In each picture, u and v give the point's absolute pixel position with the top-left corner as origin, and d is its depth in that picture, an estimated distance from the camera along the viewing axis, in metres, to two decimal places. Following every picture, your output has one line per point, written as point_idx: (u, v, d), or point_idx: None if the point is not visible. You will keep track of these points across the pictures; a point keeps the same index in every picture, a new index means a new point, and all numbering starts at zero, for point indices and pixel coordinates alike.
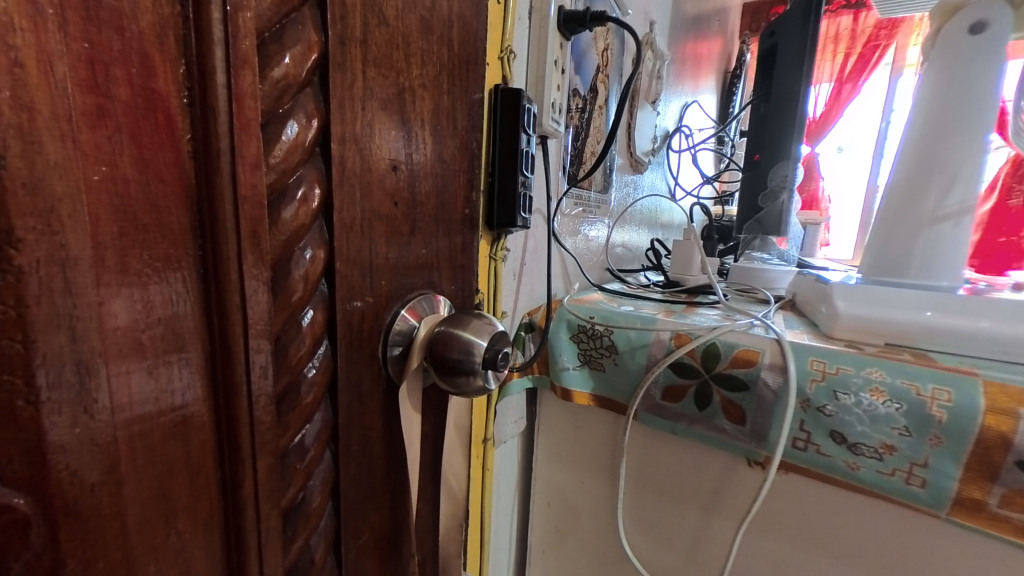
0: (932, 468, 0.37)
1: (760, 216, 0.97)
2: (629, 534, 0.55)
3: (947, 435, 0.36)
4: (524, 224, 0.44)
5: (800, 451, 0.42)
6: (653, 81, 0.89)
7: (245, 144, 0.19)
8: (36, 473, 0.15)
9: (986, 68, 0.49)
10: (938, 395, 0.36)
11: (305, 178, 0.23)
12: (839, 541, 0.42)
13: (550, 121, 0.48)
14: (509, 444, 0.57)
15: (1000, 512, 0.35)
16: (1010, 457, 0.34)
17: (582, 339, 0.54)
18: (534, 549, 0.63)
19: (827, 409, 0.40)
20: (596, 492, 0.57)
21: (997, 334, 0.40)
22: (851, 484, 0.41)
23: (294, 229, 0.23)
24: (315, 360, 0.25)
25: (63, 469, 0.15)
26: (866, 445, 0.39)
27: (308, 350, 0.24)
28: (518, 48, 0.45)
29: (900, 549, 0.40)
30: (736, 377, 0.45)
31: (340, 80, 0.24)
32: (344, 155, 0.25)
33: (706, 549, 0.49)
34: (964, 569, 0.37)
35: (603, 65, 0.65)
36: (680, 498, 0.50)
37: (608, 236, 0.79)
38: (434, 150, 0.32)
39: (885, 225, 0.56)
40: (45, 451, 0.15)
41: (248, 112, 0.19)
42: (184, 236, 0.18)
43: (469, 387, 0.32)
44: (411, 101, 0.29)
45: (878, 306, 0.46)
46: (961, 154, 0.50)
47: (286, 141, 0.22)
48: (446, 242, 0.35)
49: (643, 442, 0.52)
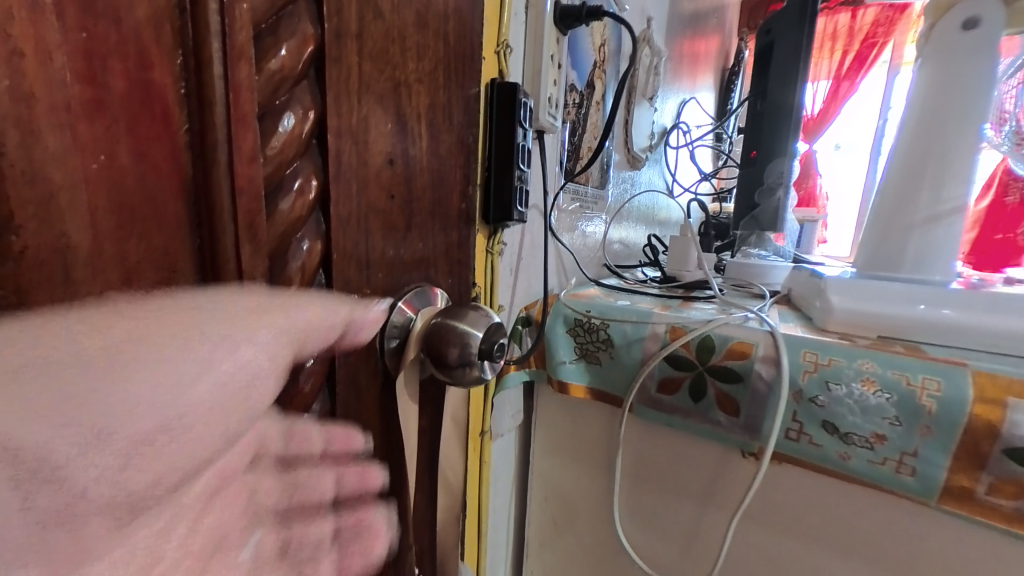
0: (922, 457, 0.36)
1: (756, 213, 0.97)
2: (626, 527, 0.53)
3: (937, 424, 0.35)
4: (521, 219, 0.43)
5: (793, 442, 0.41)
6: (650, 76, 0.89)
7: (240, 134, 0.20)
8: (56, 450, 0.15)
9: (976, 67, 0.49)
10: (928, 385, 0.35)
11: (302, 170, 0.24)
12: (841, 534, 0.41)
13: (547, 116, 0.47)
14: (506, 437, 0.55)
15: (988, 501, 0.34)
16: (998, 446, 0.33)
17: (579, 333, 0.53)
18: (531, 544, 0.61)
19: (820, 400, 0.39)
20: (592, 486, 0.56)
21: (988, 327, 0.41)
22: (841, 475, 0.40)
23: (291, 221, 0.23)
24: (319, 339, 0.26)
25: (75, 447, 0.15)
26: (857, 435, 0.38)
27: (343, 324, 0.26)
28: (514, 42, 0.44)
29: (899, 545, 0.38)
30: (730, 369, 0.44)
31: (336, 74, 0.24)
32: (340, 148, 0.25)
33: (701, 541, 0.48)
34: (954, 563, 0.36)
35: (599, 60, 0.65)
36: (676, 490, 0.49)
37: (605, 233, 0.80)
38: (431, 146, 0.32)
39: (878, 222, 0.56)
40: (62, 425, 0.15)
41: (244, 104, 0.20)
42: (183, 225, 0.19)
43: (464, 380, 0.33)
44: (407, 95, 0.30)
45: (872, 300, 0.46)
46: (951, 152, 0.51)
47: (282, 133, 0.22)
48: (443, 237, 0.35)
49: (639, 434, 0.51)
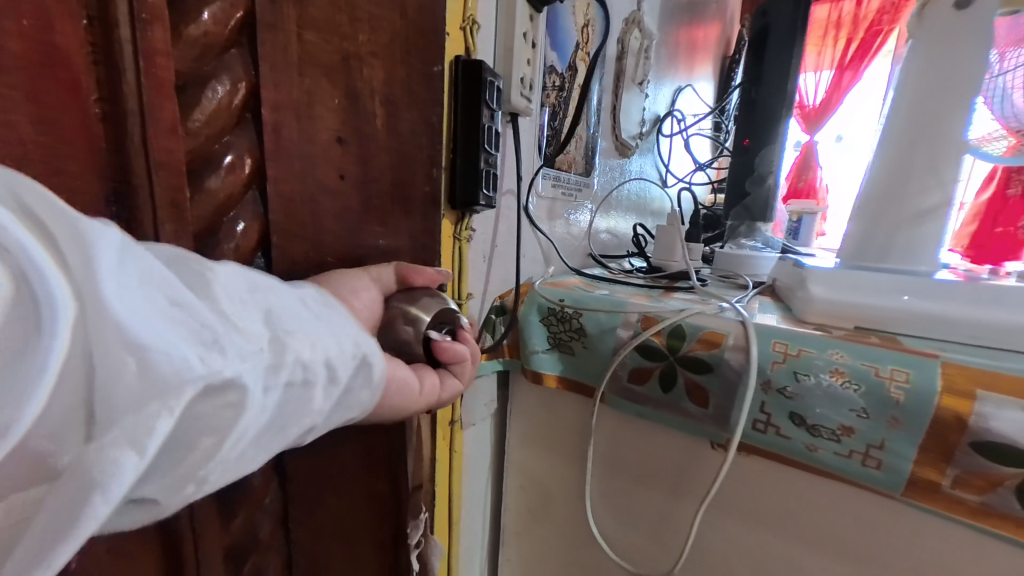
0: (890, 450, 0.32)
1: (747, 203, 0.95)
2: (597, 515, 0.49)
3: (907, 416, 0.31)
4: (489, 203, 0.42)
5: (760, 434, 0.37)
6: (641, 61, 0.86)
7: (157, 104, 0.19)
8: (329, 326, 0.24)
9: (971, 48, 0.47)
10: (897, 376, 0.31)
11: (236, 146, 0.24)
12: (816, 528, 0.37)
13: (520, 98, 0.45)
14: (479, 427, 0.53)
15: (954, 494, 0.31)
16: (966, 438, 0.30)
17: (552, 322, 0.48)
18: (508, 532, 0.57)
19: (789, 391, 0.35)
20: (563, 476, 0.52)
21: (964, 317, 0.40)
22: (809, 468, 0.36)
23: (223, 200, 0.23)
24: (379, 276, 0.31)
25: (338, 326, 0.25)
26: (824, 427, 0.34)
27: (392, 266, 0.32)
28: (485, 17, 0.42)
29: (874, 543, 0.35)
30: (700, 359, 0.39)
31: (270, 40, 0.24)
32: (278, 122, 0.25)
33: (676, 530, 0.44)
34: (931, 560, 0.33)
35: (583, 42, 0.62)
36: (645, 479, 0.45)
37: (592, 222, 0.78)
38: (389, 125, 0.31)
39: (866, 214, 0.54)
40: (326, 316, 0.24)
41: (160, 71, 0.19)
42: (101, 196, 0.19)
43: (463, 349, 0.33)
44: (357, 68, 0.29)
45: (850, 291, 0.45)
46: (940, 140, 0.49)
47: (210, 103, 0.22)
48: (406, 221, 0.34)
49: (612, 425, 0.47)
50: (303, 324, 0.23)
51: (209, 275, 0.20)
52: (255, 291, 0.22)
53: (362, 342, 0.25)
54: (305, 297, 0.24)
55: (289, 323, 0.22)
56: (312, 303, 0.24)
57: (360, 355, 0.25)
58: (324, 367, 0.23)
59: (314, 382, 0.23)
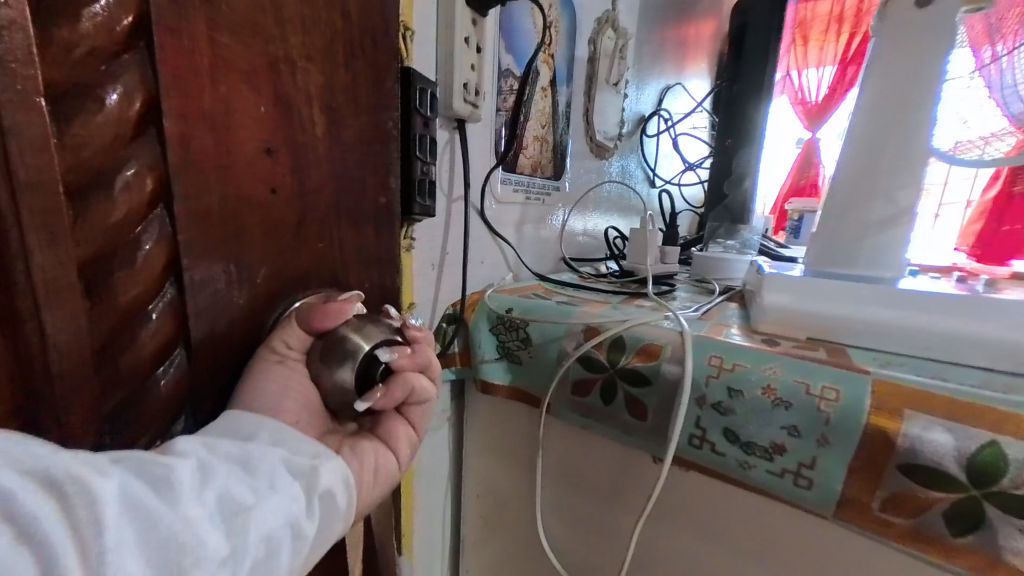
0: (821, 469, 0.31)
1: (725, 203, 0.93)
2: (548, 527, 0.49)
3: (834, 434, 0.30)
4: (425, 212, 0.41)
5: (695, 449, 0.36)
6: (617, 61, 0.85)
7: (25, 113, 0.18)
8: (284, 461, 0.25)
9: (933, 44, 0.45)
10: (827, 394, 0.30)
11: (134, 160, 0.22)
12: (753, 548, 0.36)
13: (461, 104, 0.44)
14: (432, 436, 0.52)
15: (884, 516, 0.30)
16: (893, 459, 0.29)
17: (500, 332, 0.47)
18: (466, 541, 0.57)
19: (723, 406, 0.34)
20: (516, 487, 0.51)
21: (914, 328, 0.39)
22: (742, 484, 0.35)
23: (119, 219, 0.22)
24: (294, 305, 0.31)
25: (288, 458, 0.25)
26: (756, 444, 0.33)
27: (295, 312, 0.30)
28: (423, 22, 0.41)
29: (808, 563, 0.33)
30: (638, 372, 0.38)
31: (171, 44, 0.23)
32: (186, 132, 0.24)
33: (619, 543, 0.43)
34: None
35: (544, 43, 0.62)
36: (590, 491, 0.45)
37: (564, 224, 0.77)
38: (332, 130, 0.31)
39: (830, 217, 0.51)
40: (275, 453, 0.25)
41: (26, 78, 0.18)
42: None
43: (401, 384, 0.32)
44: (288, 71, 0.28)
45: (805, 298, 0.44)
46: (903, 141, 0.46)
47: (100, 115, 0.21)
48: (350, 230, 0.34)
49: (557, 436, 0.46)
50: (266, 486, 0.23)
51: (169, 479, 0.20)
52: (216, 473, 0.22)
53: (324, 479, 0.26)
54: (262, 453, 0.25)
55: (254, 493, 0.23)
56: (265, 459, 0.25)
57: (324, 491, 0.26)
58: (299, 522, 0.24)
59: (282, 550, 0.23)
